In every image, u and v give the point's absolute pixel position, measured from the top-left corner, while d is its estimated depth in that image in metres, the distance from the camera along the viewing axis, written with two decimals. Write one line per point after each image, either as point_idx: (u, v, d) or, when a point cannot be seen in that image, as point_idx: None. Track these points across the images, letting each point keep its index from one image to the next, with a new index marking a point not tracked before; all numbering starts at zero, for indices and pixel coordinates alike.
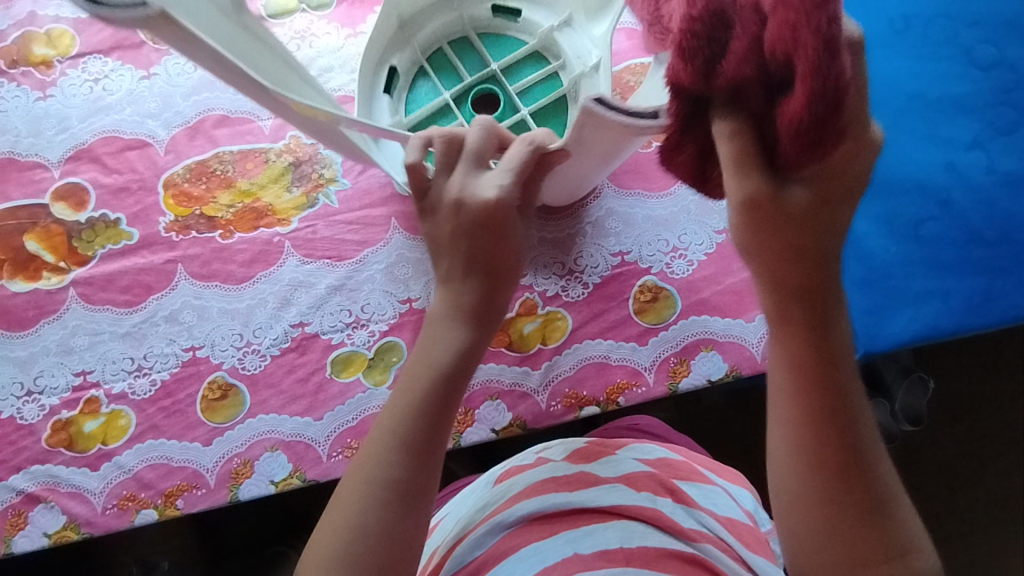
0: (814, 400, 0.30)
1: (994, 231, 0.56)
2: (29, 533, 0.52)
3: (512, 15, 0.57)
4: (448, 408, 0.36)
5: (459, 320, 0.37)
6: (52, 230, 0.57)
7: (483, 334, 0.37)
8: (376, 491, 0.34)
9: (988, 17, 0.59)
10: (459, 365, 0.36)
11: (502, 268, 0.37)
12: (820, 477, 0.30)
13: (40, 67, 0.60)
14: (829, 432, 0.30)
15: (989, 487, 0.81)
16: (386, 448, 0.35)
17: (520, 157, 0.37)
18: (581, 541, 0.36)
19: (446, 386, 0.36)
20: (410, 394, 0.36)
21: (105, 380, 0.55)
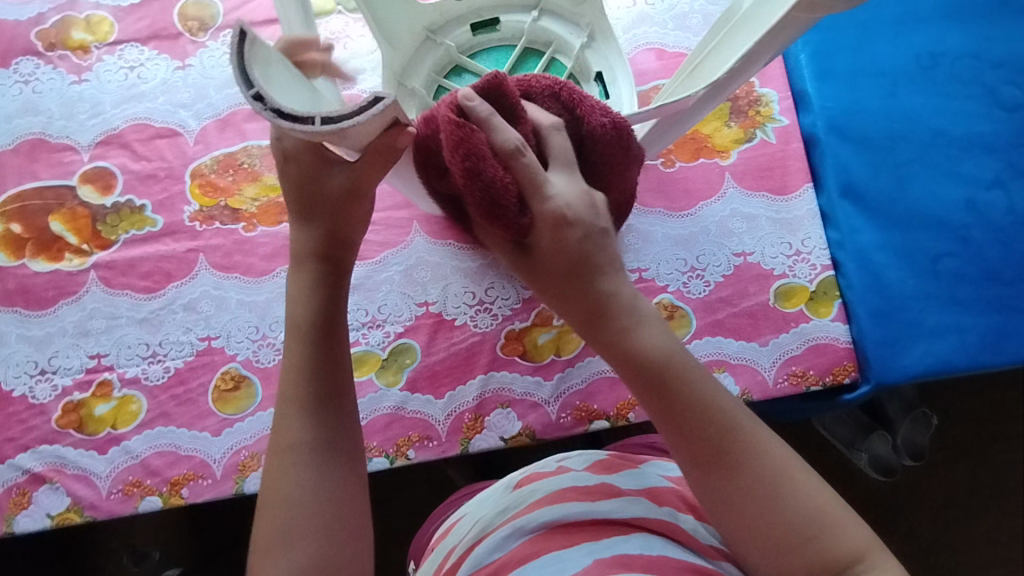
0: (666, 410, 0.37)
1: (1012, 270, 0.56)
2: (32, 513, 0.52)
3: (492, 27, 0.57)
4: (325, 422, 0.40)
5: (295, 342, 0.42)
6: (77, 213, 0.58)
7: (337, 283, 0.44)
8: (292, 454, 0.39)
9: (1014, 59, 0.60)
10: (326, 319, 0.43)
11: (337, 234, 0.44)
12: (708, 475, 0.36)
13: (77, 52, 0.61)
14: (689, 428, 0.36)
15: (988, 527, 0.81)
16: (292, 501, 0.38)
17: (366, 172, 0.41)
18: (602, 551, 0.36)
19: (319, 333, 0.42)
20: (291, 432, 0.40)
21: (119, 364, 0.55)
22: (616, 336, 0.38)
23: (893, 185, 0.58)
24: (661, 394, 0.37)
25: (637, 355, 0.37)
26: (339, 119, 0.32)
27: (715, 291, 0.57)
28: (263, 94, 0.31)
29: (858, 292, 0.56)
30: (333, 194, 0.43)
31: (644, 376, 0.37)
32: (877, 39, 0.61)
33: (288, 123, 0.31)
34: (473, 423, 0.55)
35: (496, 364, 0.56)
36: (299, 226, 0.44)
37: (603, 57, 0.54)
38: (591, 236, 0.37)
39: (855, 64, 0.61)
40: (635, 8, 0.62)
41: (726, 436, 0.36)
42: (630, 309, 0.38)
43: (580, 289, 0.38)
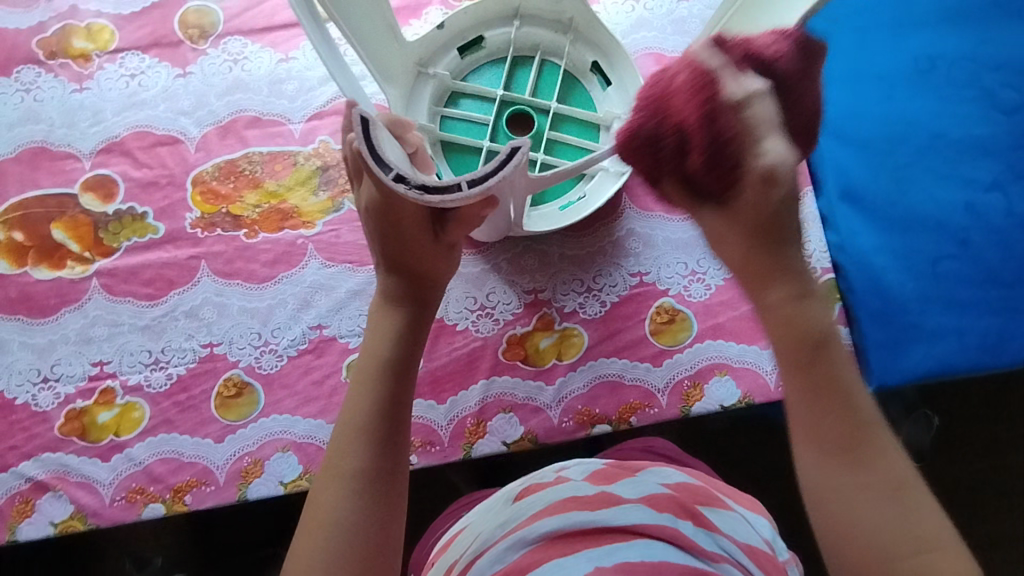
0: (836, 405, 0.33)
1: (1011, 272, 0.56)
2: (35, 521, 0.52)
3: (477, 46, 0.56)
4: (404, 392, 0.39)
5: (389, 306, 0.42)
6: (79, 220, 0.58)
7: (421, 317, 0.42)
8: (353, 481, 0.36)
9: (1011, 61, 0.60)
10: (402, 351, 0.41)
11: (419, 272, 0.43)
12: (834, 459, 0.33)
13: (78, 60, 0.61)
14: (830, 416, 0.33)
15: (988, 527, 0.81)
16: (347, 439, 0.37)
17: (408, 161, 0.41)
18: (603, 556, 0.35)
19: (398, 369, 0.40)
20: (372, 391, 0.39)
21: (122, 371, 0.55)
22: (794, 326, 0.34)
23: (892, 187, 0.58)
24: (825, 397, 0.34)
25: (793, 332, 0.34)
26: (481, 180, 0.37)
27: (716, 295, 0.57)
28: (405, 176, 0.36)
29: (859, 295, 0.56)
30: (417, 236, 0.42)
31: (793, 359, 0.34)
32: (876, 43, 0.61)
33: (436, 196, 0.36)
34: (475, 427, 0.55)
35: (498, 369, 0.56)
36: (385, 271, 0.43)
37: (592, 48, 0.56)
38: (782, 200, 0.35)
39: (852, 68, 0.61)
40: (634, 13, 0.62)
41: (863, 429, 0.33)
42: (792, 278, 0.35)
43: (772, 261, 0.35)
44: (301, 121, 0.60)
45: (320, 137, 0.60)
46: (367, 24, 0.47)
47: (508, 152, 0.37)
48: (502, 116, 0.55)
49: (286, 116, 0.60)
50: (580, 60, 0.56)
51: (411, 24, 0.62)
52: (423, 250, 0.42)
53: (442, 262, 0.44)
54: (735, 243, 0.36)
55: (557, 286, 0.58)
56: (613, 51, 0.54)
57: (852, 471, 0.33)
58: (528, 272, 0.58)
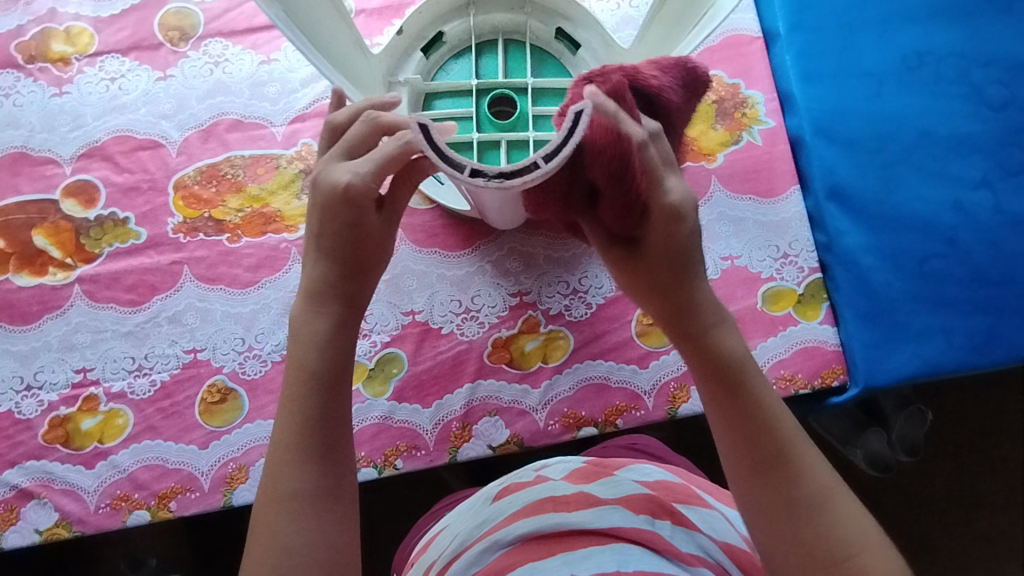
0: (752, 459, 0.38)
1: (999, 271, 0.56)
2: (20, 529, 0.52)
3: (438, 43, 0.56)
4: (336, 403, 0.39)
5: (323, 307, 0.41)
6: (61, 226, 0.57)
7: (353, 319, 0.42)
8: (291, 503, 0.37)
9: (1000, 58, 0.60)
10: (335, 360, 0.40)
11: (357, 264, 0.42)
12: (753, 479, 0.37)
13: (58, 63, 0.60)
14: (745, 429, 0.38)
15: (981, 522, 0.81)
16: (286, 462, 0.38)
17: (387, 150, 0.40)
18: (578, 563, 0.35)
19: (326, 382, 0.39)
20: (299, 408, 0.39)
21: (105, 378, 0.55)
22: (720, 388, 0.39)
23: (879, 186, 0.58)
24: (748, 438, 0.38)
25: (718, 384, 0.39)
26: (556, 152, 0.36)
27: None
28: (481, 169, 0.36)
29: (846, 295, 0.56)
30: (369, 227, 0.42)
31: (723, 402, 0.39)
32: (858, 37, 0.61)
33: (516, 181, 0.36)
34: (461, 431, 0.54)
35: (484, 372, 0.56)
36: (318, 262, 0.41)
37: (552, 15, 0.55)
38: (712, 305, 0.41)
39: (841, 64, 0.60)
40: (619, 11, 0.62)
41: (785, 453, 0.37)
42: (716, 320, 0.41)
43: (717, 316, 0.41)
44: (283, 123, 0.59)
45: (302, 140, 0.59)
46: (321, 25, 0.46)
47: (575, 117, 0.36)
48: (481, 106, 0.53)
49: (268, 119, 0.60)
50: (544, 29, 0.56)
51: (393, 23, 0.61)
52: (364, 236, 0.42)
53: (381, 251, 0.44)
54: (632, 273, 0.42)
55: (542, 288, 0.57)
56: (573, 13, 0.55)
57: (766, 515, 0.37)
58: (512, 274, 0.58)
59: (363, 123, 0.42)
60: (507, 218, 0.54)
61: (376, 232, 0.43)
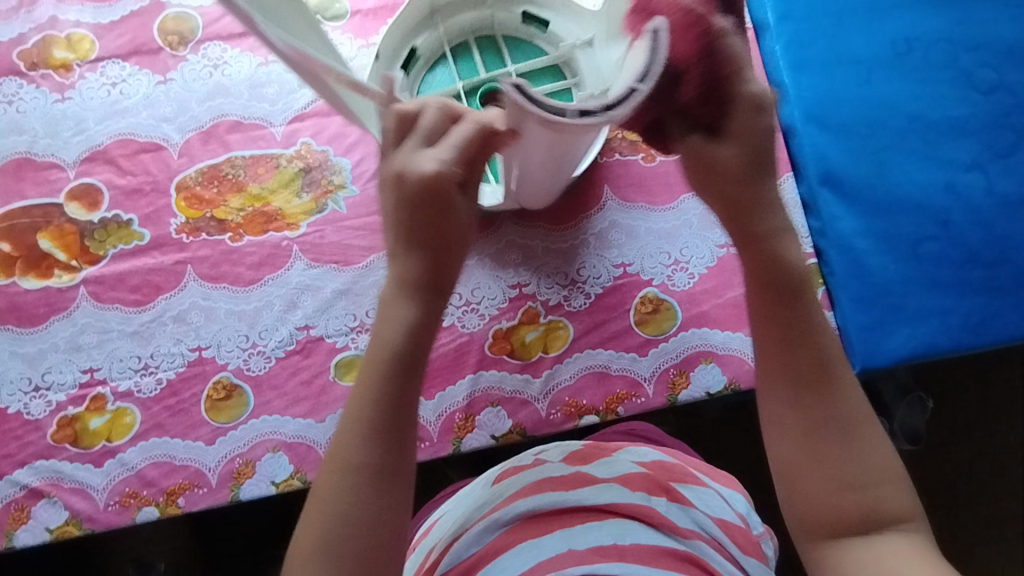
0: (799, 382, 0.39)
1: (992, 251, 0.56)
2: (32, 527, 0.53)
3: (414, 58, 0.56)
4: (407, 389, 0.38)
5: (408, 292, 0.39)
6: (65, 229, 0.58)
7: (438, 304, 0.40)
8: (353, 476, 0.36)
9: (988, 42, 0.61)
10: (413, 342, 0.39)
11: (446, 250, 0.39)
12: (800, 394, 0.38)
13: (59, 70, 0.61)
14: (794, 348, 0.39)
15: (985, 508, 0.81)
16: (356, 434, 0.37)
17: (465, 134, 0.38)
18: (575, 538, 0.36)
19: (403, 366, 0.38)
20: (380, 384, 0.38)
21: (112, 378, 0.56)
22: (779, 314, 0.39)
23: (872, 171, 0.59)
24: (799, 363, 0.39)
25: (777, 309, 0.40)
26: (639, 73, 0.36)
27: (699, 283, 0.58)
28: (590, 108, 0.36)
29: (841, 279, 0.56)
30: (453, 216, 0.39)
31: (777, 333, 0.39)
32: (838, 26, 0.62)
33: (622, 110, 0.36)
34: (464, 422, 0.55)
35: (485, 363, 0.56)
36: (405, 249, 0.39)
37: (515, 3, 0.56)
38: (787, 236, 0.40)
39: (830, 52, 0.61)
40: None
41: (829, 376, 0.38)
42: (770, 234, 0.39)
43: (771, 227, 0.40)
44: (282, 123, 0.60)
45: (301, 139, 0.60)
46: (307, 37, 0.42)
47: (648, 38, 0.36)
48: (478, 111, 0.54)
49: (267, 119, 0.60)
50: (510, 16, 0.56)
51: (388, 23, 0.62)
52: (448, 218, 0.39)
53: (463, 236, 0.40)
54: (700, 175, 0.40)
55: (541, 279, 0.58)
56: None
57: (798, 431, 0.38)
58: (511, 266, 0.58)
59: (436, 107, 0.39)
60: (538, 196, 0.56)
61: (461, 215, 0.39)
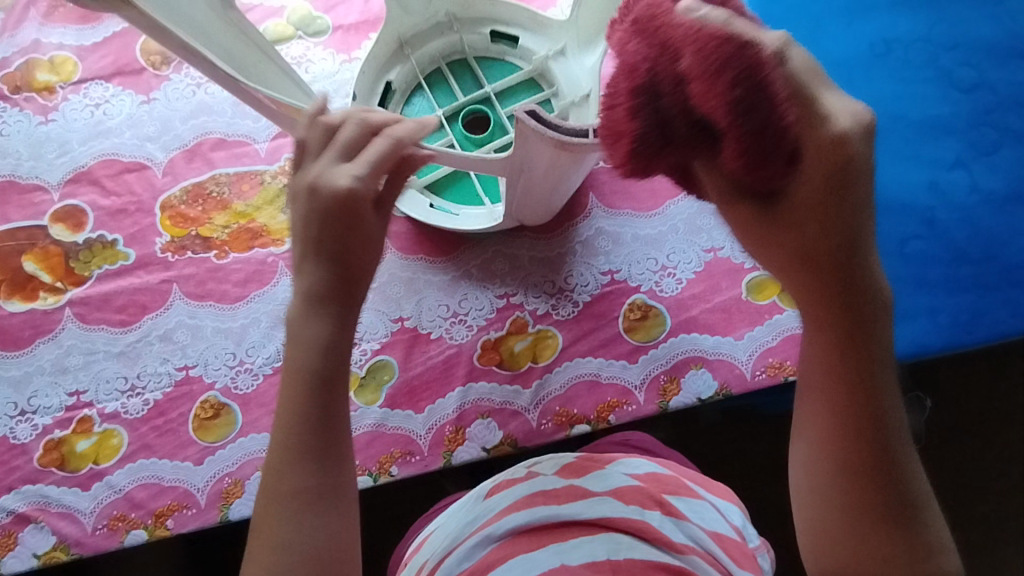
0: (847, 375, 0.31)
1: (978, 249, 0.56)
2: (18, 554, 0.52)
3: (390, 92, 0.56)
4: (328, 407, 0.36)
5: (314, 307, 0.37)
6: (50, 251, 0.58)
7: (351, 317, 0.37)
8: (286, 509, 0.35)
9: (967, 41, 0.61)
10: (328, 357, 0.36)
11: (353, 260, 0.37)
12: (841, 418, 0.32)
13: (43, 92, 0.61)
14: (849, 363, 0.31)
15: (986, 505, 0.81)
16: (286, 462, 0.35)
17: (380, 149, 0.37)
18: (569, 554, 0.36)
19: (315, 384, 0.36)
20: (294, 406, 0.36)
21: (98, 400, 0.55)
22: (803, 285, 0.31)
23: None
24: (844, 346, 0.31)
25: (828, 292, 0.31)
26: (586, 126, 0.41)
27: (687, 288, 0.57)
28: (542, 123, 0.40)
29: None
30: (362, 228, 0.37)
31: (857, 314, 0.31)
32: (810, 35, 0.62)
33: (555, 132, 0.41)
34: (454, 435, 0.55)
35: (474, 375, 0.56)
36: (311, 262, 0.37)
37: (481, 23, 0.57)
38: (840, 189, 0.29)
39: (811, 54, 0.62)
40: None
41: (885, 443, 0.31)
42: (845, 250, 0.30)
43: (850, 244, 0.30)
44: (267, 140, 0.60)
45: (286, 155, 0.60)
46: (262, 71, 0.43)
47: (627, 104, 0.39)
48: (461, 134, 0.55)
49: (251, 136, 0.61)
50: (478, 38, 0.57)
51: (370, 37, 0.63)
52: (354, 231, 0.37)
53: (374, 250, 0.39)
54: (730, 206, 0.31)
55: (529, 288, 0.58)
56: (499, 13, 0.56)
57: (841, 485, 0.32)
58: (498, 276, 0.58)
59: (345, 118, 0.38)
60: (538, 213, 0.56)
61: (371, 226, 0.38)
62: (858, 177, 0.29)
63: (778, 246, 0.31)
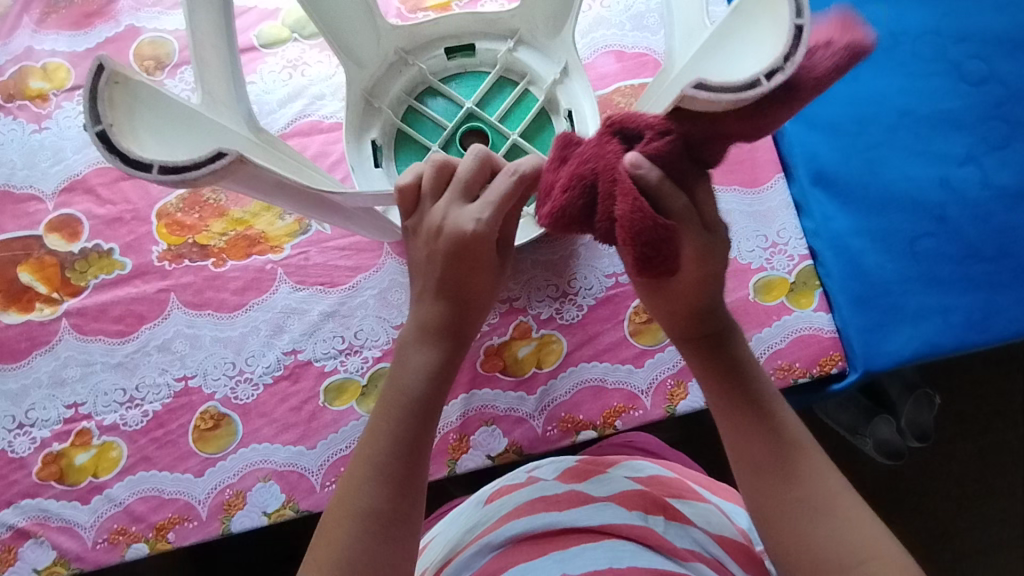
0: (720, 384, 0.39)
1: (991, 246, 0.55)
2: (19, 569, 0.51)
3: (378, 149, 0.54)
4: (425, 433, 0.38)
5: (429, 339, 0.41)
6: (46, 261, 0.57)
7: (457, 353, 0.41)
8: (353, 520, 0.35)
9: (976, 33, 0.60)
10: (432, 386, 0.40)
11: (469, 298, 0.41)
12: (744, 429, 0.37)
13: (36, 100, 0.61)
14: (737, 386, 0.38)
15: (998, 504, 0.80)
16: (364, 476, 0.37)
17: (502, 189, 0.38)
18: (569, 562, 0.35)
19: (421, 410, 0.39)
20: (391, 421, 0.38)
21: (97, 412, 0.54)
22: (673, 317, 0.39)
23: (864, 168, 0.58)
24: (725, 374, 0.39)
25: (685, 323, 0.39)
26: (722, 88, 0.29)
27: None
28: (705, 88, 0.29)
29: (837, 280, 0.55)
30: (482, 268, 0.40)
31: (688, 343, 0.40)
32: None
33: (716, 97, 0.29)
34: (458, 443, 0.54)
35: (478, 382, 0.55)
36: (431, 300, 0.41)
37: (430, 46, 0.55)
38: (710, 281, 0.36)
39: None
40: (591, 12, 0.62)
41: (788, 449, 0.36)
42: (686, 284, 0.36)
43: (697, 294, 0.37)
44: None
45: None
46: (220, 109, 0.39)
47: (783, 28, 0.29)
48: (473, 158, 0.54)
49: None
50: (434, 62, 0.56)
51: None
52: (473, 268, 0.40)
53: (486, 288, 0.42)
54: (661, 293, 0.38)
55: (532, 293, 0.57)
56: (446, 31, 0.55)
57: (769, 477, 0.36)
58: None
59: (473, 158, 0.40)
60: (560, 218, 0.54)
61: (489, 266, 0.41)
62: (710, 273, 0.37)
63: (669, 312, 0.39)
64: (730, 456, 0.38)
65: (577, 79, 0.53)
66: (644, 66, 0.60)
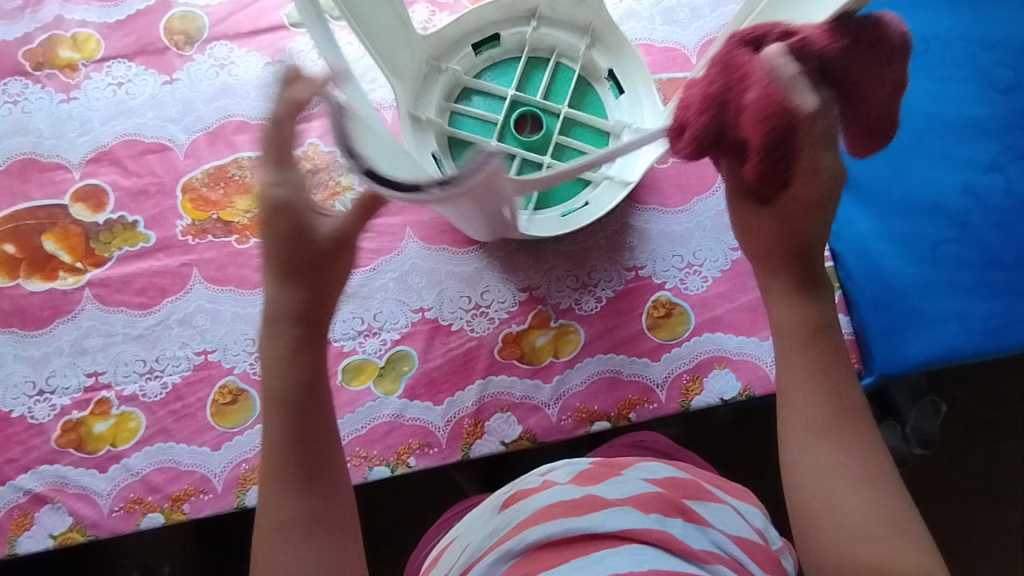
0: (810, 327, 0.40)
1: (1012, 254, 0.55)
2: (35, 533, 0.52)
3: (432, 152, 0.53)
4: (307, 426, 0.41)
5: (287, 321, 0.42)
6: (70, 231, 0.57)
7: (312, 337, 0.42)
8: (283, 531, 0.39)
9: (1007, 40, 0.59)
10: (299, 382, 0.41)
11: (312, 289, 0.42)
12: (816, 388, 0.38)
13: (65, 70, 0.61)
14: (819, 340, 0.39)
15: (1000, 513, 0.80)
16: (278, 484, 0.40)
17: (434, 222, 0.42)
18: (591, 568, 0.35)
19: (297, 403, 0.41)
20: (281, 427, 0.41)
21: (117, 382, 0.55)
22: (769, 239, 0.40)
23: (889, 173, 0.57)
24: (813, 326, 0.40)
25: (771, 246, 0.41)
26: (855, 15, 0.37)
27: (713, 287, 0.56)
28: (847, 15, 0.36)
29: (858, 283, 0.55)
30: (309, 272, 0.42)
31: (784, 270, 0.41)
32: None
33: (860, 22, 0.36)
34: (473, 428, 0.54)
35: (495, 368, 0.55)
36: (275, 285, 0.42)
37: (457, 47, 0.55)
38: (817, 205, 0.38)
39: None
40: (622, 4, 0.62)
41: (851, 415, 0.38)
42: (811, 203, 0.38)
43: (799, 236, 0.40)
44: None
45: (309, 140, 0.59)
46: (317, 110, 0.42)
47: None
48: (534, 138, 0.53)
49: None
50: (464, 61, 0.55)
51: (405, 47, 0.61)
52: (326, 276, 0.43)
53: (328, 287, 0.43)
54: (763, 222, 0.40)
55: (551, 283, 0.57)
56: (471, 29, 0.55)
57: (829, 435, 0.37)
58: (520, 269, 0.57)
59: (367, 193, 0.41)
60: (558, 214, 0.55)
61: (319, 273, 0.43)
62: (827, 194, 0.37)
63: (759, 231, 0.41)
64: (786, 414, 0.39)
65: (603, 36, 0.54)
66: (672, 62, 0.60)
